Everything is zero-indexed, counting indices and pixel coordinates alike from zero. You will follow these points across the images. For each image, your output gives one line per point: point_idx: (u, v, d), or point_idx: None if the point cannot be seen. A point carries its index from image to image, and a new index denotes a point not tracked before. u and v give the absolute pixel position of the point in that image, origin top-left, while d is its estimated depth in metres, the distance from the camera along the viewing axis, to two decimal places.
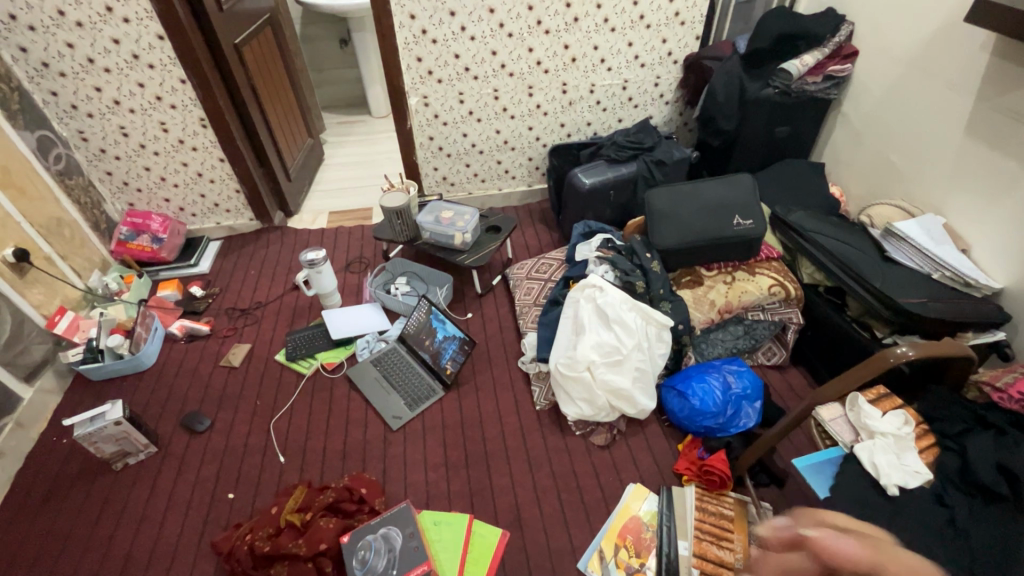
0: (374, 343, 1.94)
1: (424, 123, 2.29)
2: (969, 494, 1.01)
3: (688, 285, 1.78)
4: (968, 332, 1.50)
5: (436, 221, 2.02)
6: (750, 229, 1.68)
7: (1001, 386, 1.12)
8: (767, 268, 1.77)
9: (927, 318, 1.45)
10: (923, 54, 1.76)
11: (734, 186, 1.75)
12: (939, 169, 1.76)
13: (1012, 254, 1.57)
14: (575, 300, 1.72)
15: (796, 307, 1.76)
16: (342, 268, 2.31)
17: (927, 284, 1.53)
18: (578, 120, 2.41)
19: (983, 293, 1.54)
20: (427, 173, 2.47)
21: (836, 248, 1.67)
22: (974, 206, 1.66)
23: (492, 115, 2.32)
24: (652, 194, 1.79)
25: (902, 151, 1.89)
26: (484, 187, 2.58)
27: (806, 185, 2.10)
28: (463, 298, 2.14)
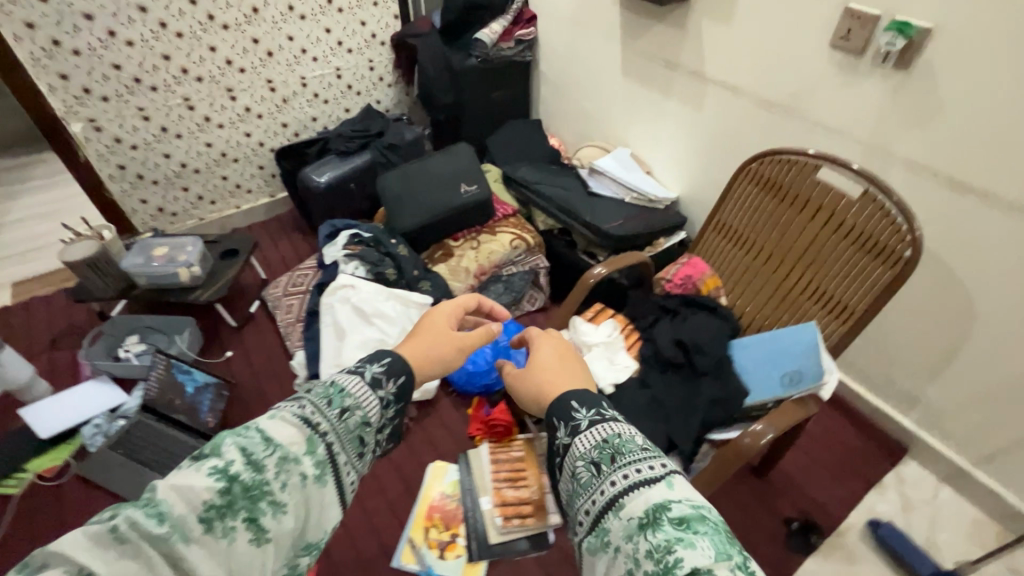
0: (108, 425, 1.59)
1: (104, 151, 1.91)
2: (663, 371, 1.23)
3: (441, 259, 1.83)
4: (661, 237, 1.82)
5: (148, 261, 1.71)
6: (478, 193, 1.77)
7: (671, 277, 1.36)
8: (506, 226, 1.88)
9: (627, 236, 1.72)
10: (578, 13, 2.02)
11: (455, 157, 1.85)
12: (616, 109, 2.07)
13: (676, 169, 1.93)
14: (329, 306, 1.62)
15: (540, 253, 1.94)
16: (46, 347, 1.85)
17: (623, 208, 1.81)
18: (300, 117, 2.25)
19: (664, 204, 1.89)
20: (134, 207, 2.08)
21: (553, 194, 1.88)
22: (645, 135, 1.99)
23: (194, 127, 2.03)
24: (383, 180, 1.79)
25: (589, 98, 2.17)
26: (217, 208, 2.28)
27: (529, 141, 2.31)
28: (217, 338, 1.89)
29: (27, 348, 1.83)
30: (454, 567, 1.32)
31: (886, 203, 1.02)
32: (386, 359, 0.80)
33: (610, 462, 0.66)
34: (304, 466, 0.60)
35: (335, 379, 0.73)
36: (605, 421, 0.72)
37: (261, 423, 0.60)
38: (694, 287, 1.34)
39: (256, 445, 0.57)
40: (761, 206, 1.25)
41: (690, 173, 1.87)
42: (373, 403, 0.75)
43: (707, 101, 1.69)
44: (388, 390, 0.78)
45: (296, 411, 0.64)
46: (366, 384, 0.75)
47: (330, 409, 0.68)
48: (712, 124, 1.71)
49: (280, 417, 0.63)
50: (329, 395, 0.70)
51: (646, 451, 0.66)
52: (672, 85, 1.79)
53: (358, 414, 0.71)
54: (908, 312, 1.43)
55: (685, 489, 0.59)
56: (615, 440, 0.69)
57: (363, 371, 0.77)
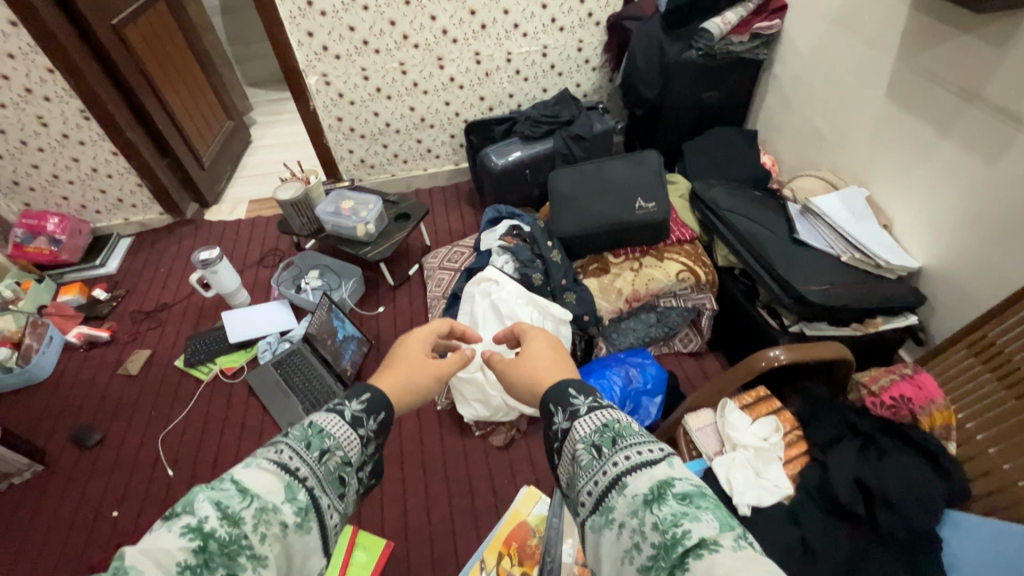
0: (277, 344, 1.85)
1: (329, 104, 2.13)
2: (826, 512, 0.94)
3: (594, 274, 1.67)
4: (877, 317, 1.41)
5: (336, 212, 1.89)
6: (653, 213, 1.56)
7: (875, 390, 1.02)
8: (678, 253, 1.65)
9: (828, 307, 1.35)
10: (845, 8, 1.59)
11: (640, 165, 1.64)
12: (862, 138, 1.62)
13: (931, 231, 1.45)
14: (470, 296, 1.61)
15: (710, 292, 1.67)
16: (255, 262, 2.20)
17: (834, 269, 1.42)
18: (498, 92, 2.24)
19: (896, 274, 1.44)
20: (342, 156, 2.33)
21: (747, 230, 1.55)
22: (898, 178, 1.53)
23: (402, 91, 2.15)
24: (556, 175, 1.68)
25: (829, 117, 1.74)
26: (407, 168, 2.43)
27: (735, 155, 1.97)
28: (376, 291, 2.05)
29: (244, 260, 2.21)
30: None
31: None
32: (363, 395, 0.78)
33: (608, 445, 0.63)
34: (282, 512, 0.60)
35: (313, 419, 0.72)
36: (595, 410, 0.67)
37: (233, 474, 0.60)
38: (908, 416, 0.98)
39: (231, 499, 0.58)
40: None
41: (952, 243, 1.39)
42: (352, 440, 0.73)
43: (1015, 154, 1.20)
44: (367, 425, 0.76)
45: (274, 457, 0.64)
46: (343, 421, 0.73)
47: (307, 450, 0.67)
48: (1013, 187, 1.22)
49: (256, 466, 0.63)
50: (307, 436, 0.69)
51: (641, 436, 0.63)
52: (962, 122, 1.31)
53: (336, 453, 0.70)
54: None
55: (684, 472, 0.57)
56: (609, 425, 0.65)
57: (343, 408, 0.76)
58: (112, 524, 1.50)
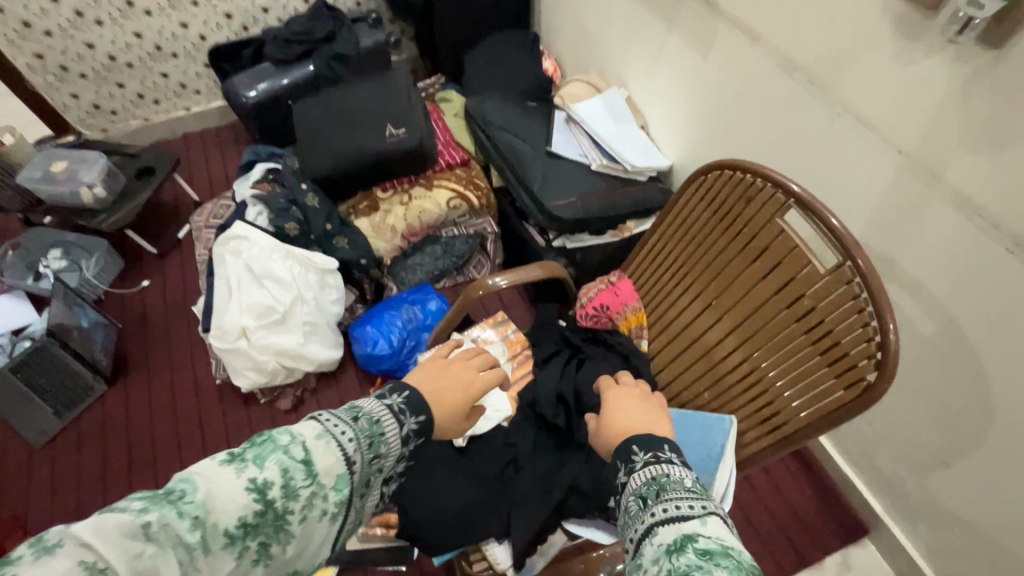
0: (13, 344, 1.57)
1: (14, 36, 1.69)
2: (538, 427, 0.98)
3: (364, 212, 1.56)
4: (629, 222, 1.45)
5: (47, 176, 1.56)
6: (404, 139, 1.45)
7: (584, 301, 1.03)
8: (446, 179, 1.58)
9: (577, 219, 1.36)
10: None
11: (388, 87, 1.54)
12: (617, 34, 1.57)
13: (674, 129, 1.47)
14: (220, 258, 1.43)
15: (488, 215, 1.63)
16: None
17: (584, 179, 1.41)
18: (245, 6, 1.89)
19: (646, 176, 1.46)
20: (66, 103, 1.90)
21: (510, 148, 1.51)
22: (647, 77, 1.51)
23: (115, 14, 1.74)
24: (299, 108, 1.51)
25: (591, 14, 1.66)
26: (162, 109, 2.05)
27: (514, 63, 1.85)
28: (140, 263, 1.78)
29: None
30: None
31: (865, 293, 0.65)
32: (421, 415, 0.66)
33: (650, 498, 0.62)
34: (328, 500, 0.56)
35: (379, 417, 0.63)
36: (659, 462, 0.65)
37: (305, 439, 0.56)
38: (609, 323, 1.02)
39: (297, 473, 0.54)
40: (699, 236, 0.89)
41: (689, 141, 1.42)
42: (392, 443, 0.63)
43: (718, 47, 1.21)
44: (412, 445, 0.66)
45: (336, 439, 0.57)
46: (397, 440, 0.63)
47: (365, 448, 0.60)
48: (721, 82, 1.24)
49: (326, 441, 0.57)
50: (373, 433, 0.61)
51: (694, 492, 0.61)
52: (681, 14, 1.29)
53: (382, 462, 0.61)
54: (912, 390, 1.05)
55: (715, 531, 0.56)
56: (663, 479, 0.63)
57: (402, 420, 0.64)
58: None
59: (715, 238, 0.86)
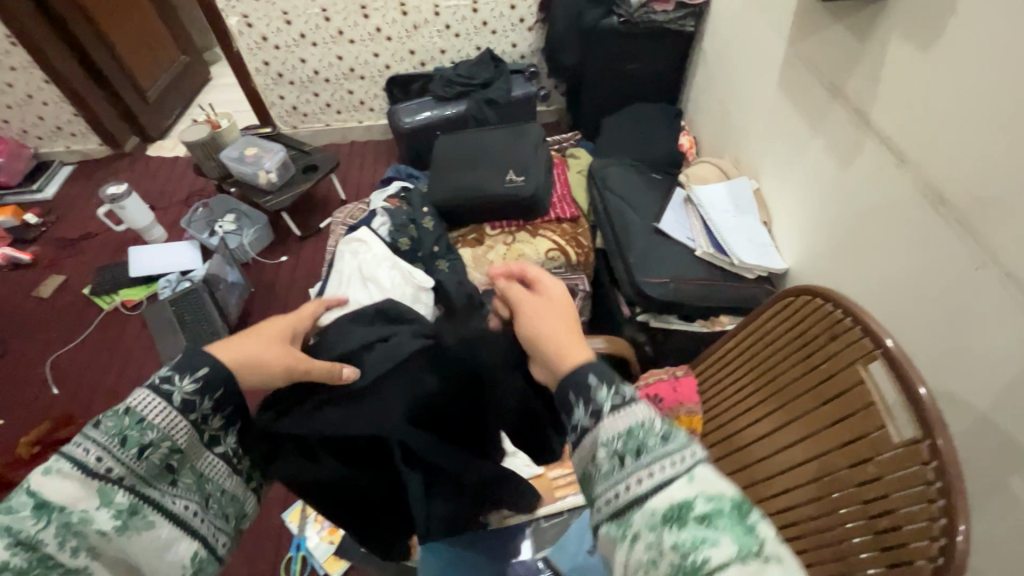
0: (177, 281, 1.91)
1: (253, 47, 2.11)
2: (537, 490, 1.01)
3: (470, 243, 1.66)
4: (723, 317, 1.38)
5: (239, 158, 1.92)
6: (520, 186, 1.55)
7: (638, 385, 0.99)
8: (551, 231, 1.63)
9: (664, 300, 1.33)
10: None
11: (521, 138, 1.67)
12: (759, 126, 1.52)
13: (796, 233, 1.38)
14: (340, 254, 1.62)
15: (583, 273, 1.62)
16: (179, 201, 2.26)
17: (682, 262, 1.38)
18: (427, 47, 2.17)
19: (755, 275, 1.39)
20: (273, 102, 2.32)
21: (617, 215, 1.53)
22: (781, 174, 1.43)
23: (328, 39, 2.11)
24: (440, 142, 1.72)
25: (737, 101, 1.63)
26: (341, 119, 2.41)
27: (650, 134, 1.88)
28: (284, 241, 2.09)
29: (170, 198, 2.27)
30: (321, 551, 1.33)
31: (938, 482, 0.55)
32: (200, 369, 0.65)
33: (634, 457, 0.50)
34: (98, 518, 0.57)
35: (129, 405, 0.61)
36: (633, 404, 0.52)
37: (28, 482, 0.56)
38: None
39: (25, 521, 0.54)
40: (763, 365, 0.84)
41: (810, 252, 1.32)
42: (179, 426, 0.63)
43: (859, 161, 1.12)
44: (204, 408, 0.65)
45: (65, 464, 0.57)
46: (166, 411, 0.62)
47: (121, 447, 0.60)
48: (859, 193, 1.13)
49: (58, 470, 0.57)
50: (124, 428, 0.61)
51: (677, 433, 0.50)
52: (826, 121, 1.22)
53: (160, 445, 0.62)
54: None
55: (703, 491, 0.46)
56: (643, 427, 0.51)
57: (172, 389, 0.63)
58: None
59: (778, 373, 0.81)
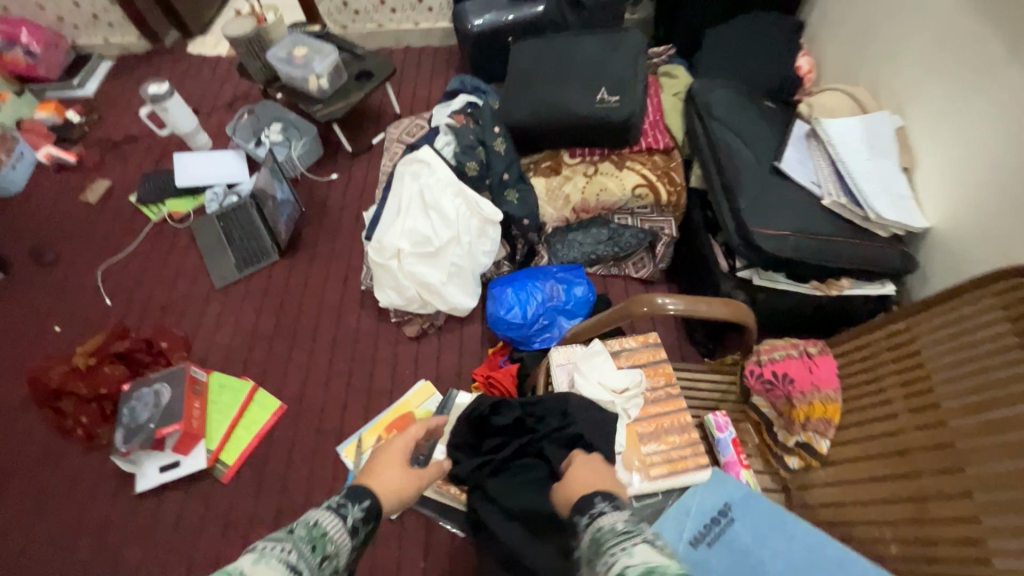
0: (224, 195, 1.81)
1: None
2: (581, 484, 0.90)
3: (544, 173, 1.47)
4: (843, 279, 1.18)
5: (288, 59, 1.72)
6: (613, 108, 1.34)
7: (760, 359, 0.93)
8: (640, 162, 1.42)
9: (779, 256, 1.14)
10: None
11: (616, 49, 1.42)
12: (920, 46, 1.21)
13: (953, 186, 1.12)
14: (401, 177, 1.46)
15: (672, 215, 1.45)
16: (222, 106, 2.09)
17: (803, 211, 1.17)
18: None
19: (891, 234, 1.16)
20: None
21: (726, 149, 1.29)
22: (940, 106, 1.16)
23: None
24: (517, 49, 1.49)
25: (890, 12, 1.31)
26: (396, 19, 2.14)
27: (763, 50, 1.57)
28: (335, 156, 1.92)
29: (214, 101, 2.11)
30: None
31: None
32: (364, 501, 0.70)
33: (592, 561, 0.55)
34: None
35: (318, 518, 0.63)
36: (607, 514, 0.60)
37: (242, 570, 0.53)
38: (784, 399, 0.91)
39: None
40: (926, 367, 0.81)
41: (968, 207, 1.08)
42: (342, 542, 0.64)
43: None
44: (360, 536, 0.68)
45: (274, 559, 0.55)
46: (343, 532, 0.65)
47: (311, 553, 0.59)
48: None
49: (264, 565, 0.54)
50: (313, 537, 0.61)
51: (633, 531, 0.56)
52: None
53: (333, 558, 0.62)
54: None
55: (640, 558, 0.50)
56: (604, 528, 0.58)
57: (345, 513, 0.67)
58: (52, 338, 1.60)
59: (941, 383, 0.78)
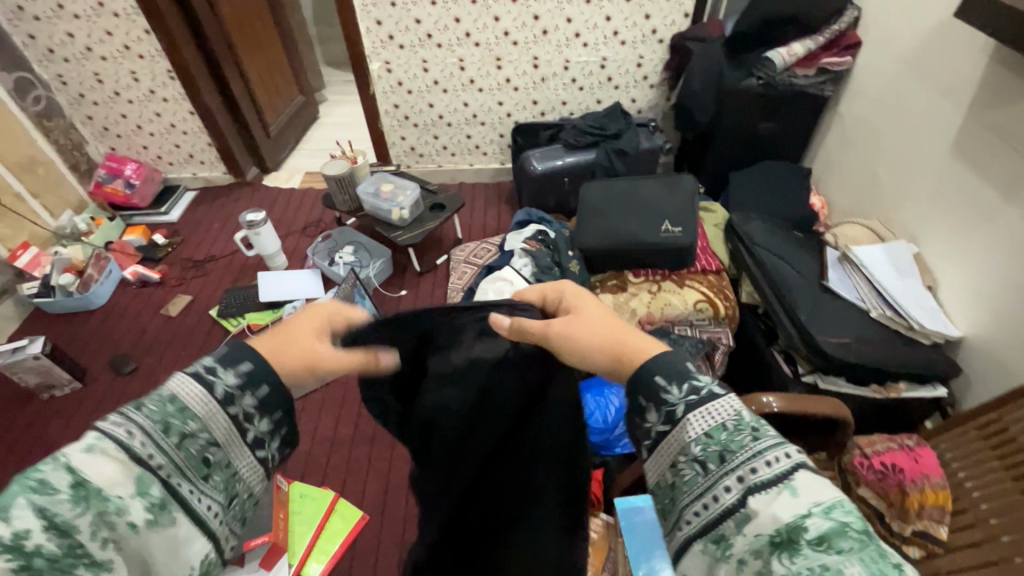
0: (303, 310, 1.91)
1: (387, 90, 2.22)
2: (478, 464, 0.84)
3: (611, 289, 1.65)
4: (900, 382, 1.32)
5: (375, 193, 2.00)
6: (676, 237, 1.58)
7: (867, 452, 1.09)
8: (698, 282, 1.62)
9: (844, 361, 1.30)
10: (920, 54, 1.48)
11: (671, 190, 1.71)
12: (919, 191, 1.50)
13: (976, 301, 1.32)
14: (484, 292, 1.58)
15: (727, 327, 1.59)
16: (298, 230, 2.32)
17: (855, 322, 1.35)
18: (551, 98, 2.24)
19: (933, 341, 1.33)
20: (394, 142, 2.41)
21: (775, 270, 1.50)
22: (951, 238, 1.39)
23: (459, 86, 2.21)
24: (587, 189, 1.78)
25: (888, 165, 1.62)
26: (454, 161, 2.48)
27: (784, 189, 1.87)
28: (402, 275, 2.11)
29: (289, 226, 2.34)
30: None
31: None
32: (262, 386, 0.53)
33: (717, 463, 0.48)
34: (128, 514, 0.43)
35: (179, 392, 0.49)
36: (722, 396, 0.51)
37: (66, 460, 0.43)
38: (897, 487, 1.04)
39: (60, 505, 0.41)
40: (1022, 446, 0.94)
41: (997, 319, 1.26)
42: (218, 419, 0.50)
43: None
44: (262, 423, 0.53)
45: (106, 447, 0.45)
46: (218, 416, 0.50)
47: (162, 435, 0.47)
48: None
49: (102, 450, 0.44)
50: (169, 415, 0.48)
51: (769, 430, 0.48)
52: None
53: (202, 438, 0.49)
54: None
55: (813, 502, 0.43)
56: (728, 425, 0.49)
57: (234, 398, 0.51)
58: None
59: None
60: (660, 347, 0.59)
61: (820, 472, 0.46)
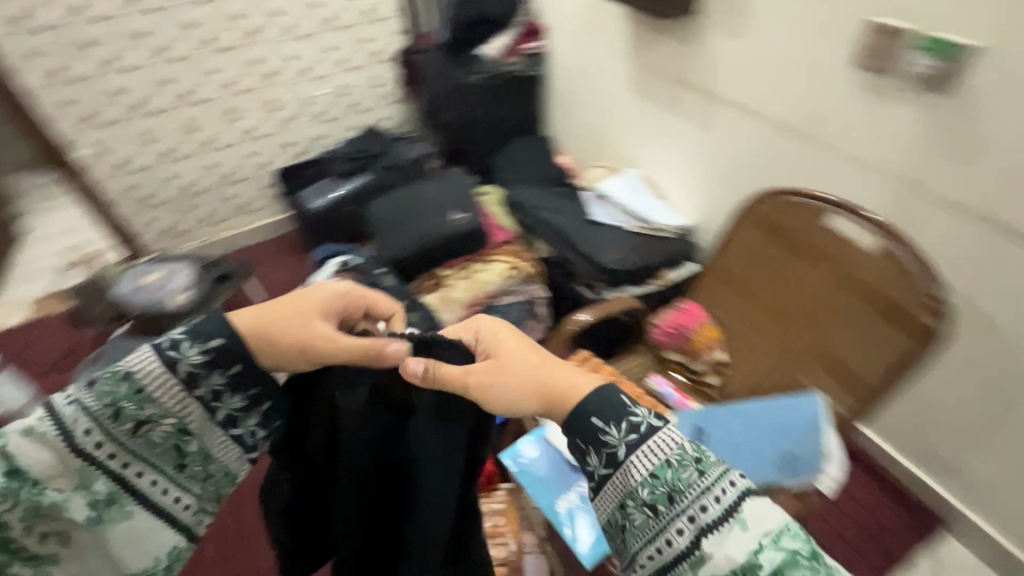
0: None
1: (110, 174, 1.95)
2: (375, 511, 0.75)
3: (431, 288, 1.75)
4: (668, 270, 1.67)
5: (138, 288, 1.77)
6: (467, 221, 1.74)
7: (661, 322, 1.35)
8: (501, 254, 1.79)
9: (625, 270, 1.61)
10: (586, 25, 1.88)
11: (446, 184, 1.86)
12: (626, 127, 1.90)
13: (690, 193, 1.73)
14: None
15: (538, 281, 1.78)
16: (49, 367, 1.88)
17: (622, 238, 1.68)
18: (304, 136, 2.21)
19: (675, 233, 1.72)
20: (140, 229, 2.11)
21: (553, 222, 1.75)
22: (657, 154, 1.80)
23: (197, 148, 2.04)
24: (372, 208, 1.83)
25: (599, 115, 2.01)
26: (222, 228, 2.26)
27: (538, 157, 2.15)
28: None
29: (34, 366, 1.88)
30: None
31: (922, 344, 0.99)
32: (212, 340, 0.62)
33: (667, 505, 0.54)
34: (66, 503, 0.59)
35: (129, 372, 0.60)
36: (663, 429, 0.56)
37: (12, 445, 0.57)
38: (685, 338, 1.32)
39: (4, 495, 0.57)
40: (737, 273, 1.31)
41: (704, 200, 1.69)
42: (189, 407, 0.63)
43: (721, 121, 1.52)
44: (233, 405, 0.64)
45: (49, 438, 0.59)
46: (177, 394, 0.62)
47: (114, 421, 0.60)
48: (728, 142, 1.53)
49: (43, 438, 0.58)
50: (117, 404, 0.60)
51: (711, 462, 0.55)
52: (684, 103, 1.62)
53: (157, 428, 0.62)
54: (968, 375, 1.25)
55: (762, 534, 0.51)
56: (675, 465, 0.55)
57: (181, 374, 0.61)
58: None
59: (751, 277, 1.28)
60: (595, 380, 0.62)
61: (765, 499, 0.53)
